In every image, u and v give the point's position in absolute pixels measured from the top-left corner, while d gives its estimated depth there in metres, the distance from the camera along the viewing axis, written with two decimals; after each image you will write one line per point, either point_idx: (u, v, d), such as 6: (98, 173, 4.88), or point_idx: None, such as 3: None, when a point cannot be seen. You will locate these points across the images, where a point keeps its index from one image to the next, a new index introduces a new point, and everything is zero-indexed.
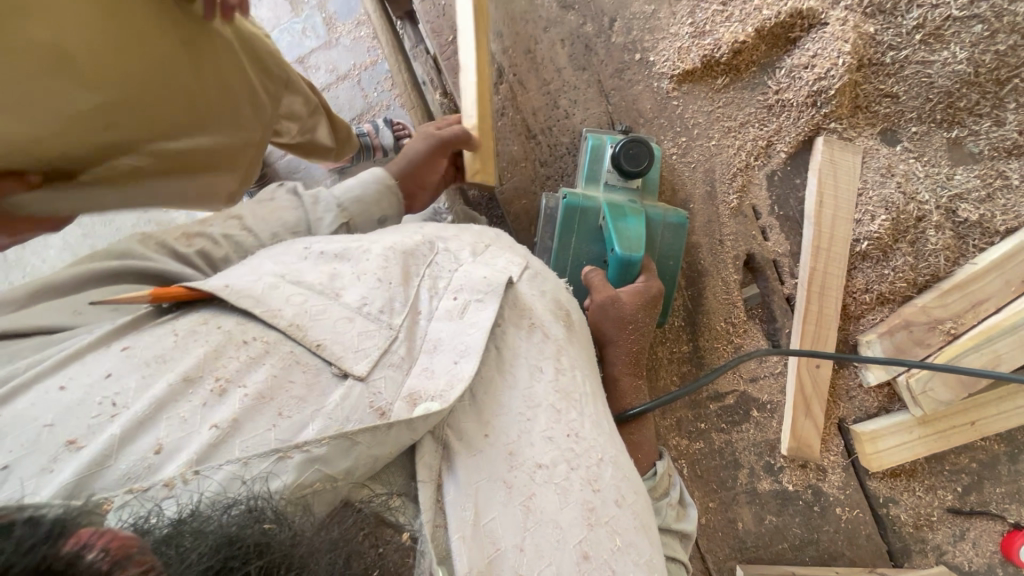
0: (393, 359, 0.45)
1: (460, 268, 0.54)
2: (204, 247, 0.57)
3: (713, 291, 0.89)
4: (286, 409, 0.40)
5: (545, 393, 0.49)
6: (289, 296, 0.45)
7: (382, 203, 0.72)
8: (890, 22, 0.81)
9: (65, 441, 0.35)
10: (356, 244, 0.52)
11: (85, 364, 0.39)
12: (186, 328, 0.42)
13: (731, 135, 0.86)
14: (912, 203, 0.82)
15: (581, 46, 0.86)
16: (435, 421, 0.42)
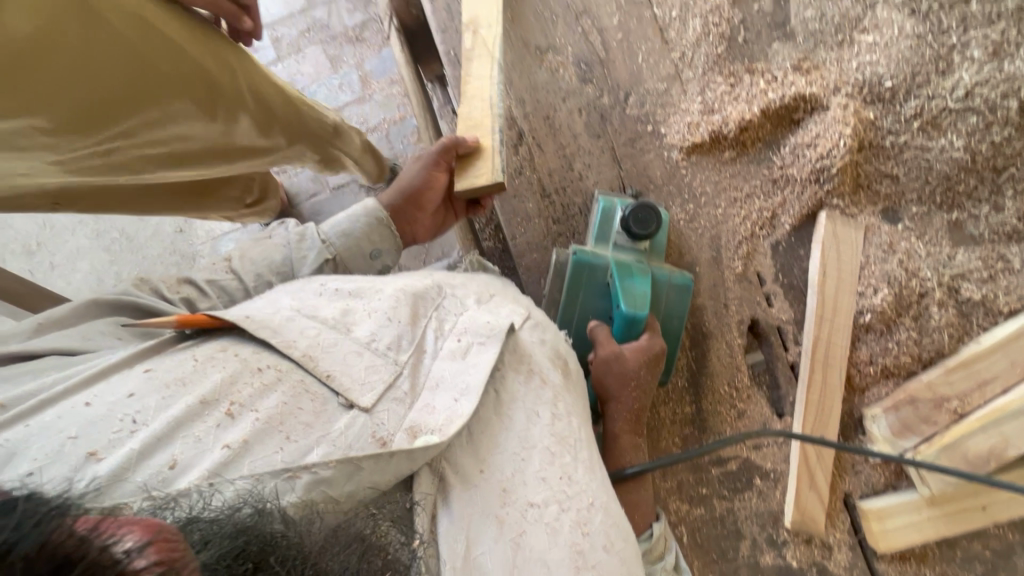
0: (398, 393, 0.47)
1: (465, 313, 0.57)
2: (189, 295, 0.64)
3: (717, 353, 0.90)
4: (294, 434, 0.41)
5: (541, 436, 0.50)
6: (304, 329, 0.48)
7: (373, 237, 0.78)
8: (889, 110, 0.86)
9: (87, 452, 0.36)
10: (369, 285, 0.55)
11: (109, 383, 0.41)
12: (206, 354, 0.44)
13: (737, 205, 0.90)
14: (914, 280, 0.84)
15: (597, 115, 0.92)
16: (433, 454, 0.44)
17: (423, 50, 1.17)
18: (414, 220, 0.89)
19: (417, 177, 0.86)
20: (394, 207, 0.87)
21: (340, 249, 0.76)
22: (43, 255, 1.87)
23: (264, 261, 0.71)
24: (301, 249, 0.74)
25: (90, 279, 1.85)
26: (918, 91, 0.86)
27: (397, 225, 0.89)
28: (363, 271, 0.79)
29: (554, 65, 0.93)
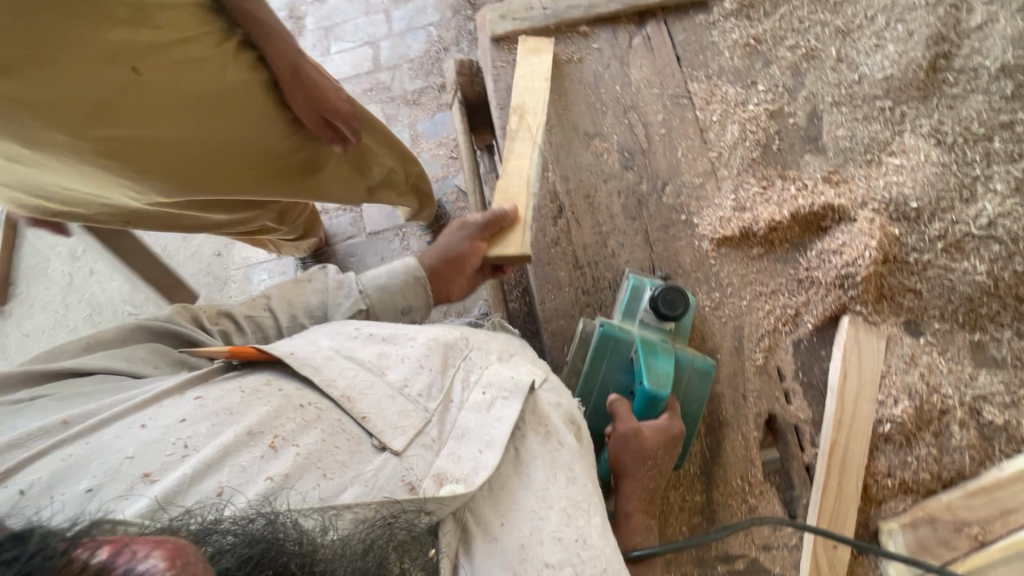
0: (425, 440, 0.48)
1: (491, 366, 0.57)
2: (225, 329, 0.68)
3: (732, 444, 0.89)
4: (330, 472, 0.43)
5: (559, 497, 0.49)
6: (343, 369, 0.50)
7: (408, 294, 0.82)
8: (914, 228, 0.91)
9: (142, 472, 0.39)
10: (404, 330, 0.57)
11: (162, 407, 0.44)
12: (252, 387, 0.47)
13: (761, 299, 0.93)
14: (935, 395, 0.85)
15: (635, 200, 0.98)
16: (456, 504, 0.45)
17: (477, 120, 1.26)
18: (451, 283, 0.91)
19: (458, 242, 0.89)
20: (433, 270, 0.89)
21: (374, 301, 0.79)
22: (87, 261, 1.98)
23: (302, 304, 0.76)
24: (338, 294, 0.78)
25: (125, 288, 1.93)
26: (942, 214, 0.91)
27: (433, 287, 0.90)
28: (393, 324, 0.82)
29: (599, 149, 1.01)
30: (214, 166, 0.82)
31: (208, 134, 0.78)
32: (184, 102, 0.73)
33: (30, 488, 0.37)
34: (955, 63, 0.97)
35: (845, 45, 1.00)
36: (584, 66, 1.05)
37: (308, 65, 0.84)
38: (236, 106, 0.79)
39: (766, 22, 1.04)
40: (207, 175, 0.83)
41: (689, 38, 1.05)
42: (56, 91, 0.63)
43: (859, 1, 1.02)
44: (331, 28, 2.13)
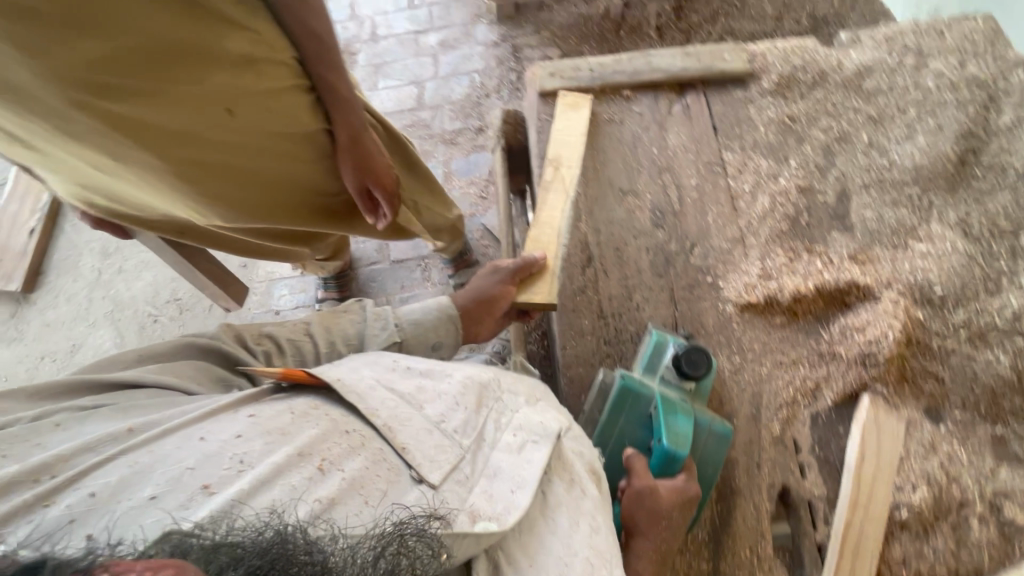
0: (459, 476, 0.49)
1: (521, 409, 0.58)
2: (268, 350, 0.71)
3: (743, 514, 0.88)
4: (371, 499, 0.44)
5: (583, 545, 0.48)
6: (384, 399, 0.52)
7: (439, 331, 0.83)
8: (938, 314, 0.92)
9: (202, 485, 0.41)
10: (442, 366, 0.59)
11: (219, 422, 0.47)
12: (302, 409, 0.49)
13: (782, 368, 0.93)
14: (953, 486, 0.84)
15: (663, 258, 1.01)
16: (489, 541, 0.45)
17: (514, 165, 1.32)
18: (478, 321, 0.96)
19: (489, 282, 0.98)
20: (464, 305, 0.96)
21: (407, 335, 0.81)
22: (118, 259, 2.04)
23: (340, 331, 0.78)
24: (375, 325, 0.80)
25: (149, 289, 1.97)
26: (966, 303, 0.92)
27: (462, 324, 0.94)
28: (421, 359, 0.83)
29: (631, 205, 1.05)
30: (256, 184, 0.99)
31: (262, 162, 0.95)
32: (252, 138, 0.89)
33: (101, 492, 0.40)
34: (984, 159, 1.01)
35: (877, 131, 1.04)
36: (624, 126, 1.11)
37: (370, 138, 0.98)
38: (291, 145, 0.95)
39: (801, 102, 1.09)
40: (247, 189, 0.99)
41: (726, 111, 1.10)
42: (162, 107, 0.77)
43: (892, 93, 1.07)
44: (380, 65, 2.24)
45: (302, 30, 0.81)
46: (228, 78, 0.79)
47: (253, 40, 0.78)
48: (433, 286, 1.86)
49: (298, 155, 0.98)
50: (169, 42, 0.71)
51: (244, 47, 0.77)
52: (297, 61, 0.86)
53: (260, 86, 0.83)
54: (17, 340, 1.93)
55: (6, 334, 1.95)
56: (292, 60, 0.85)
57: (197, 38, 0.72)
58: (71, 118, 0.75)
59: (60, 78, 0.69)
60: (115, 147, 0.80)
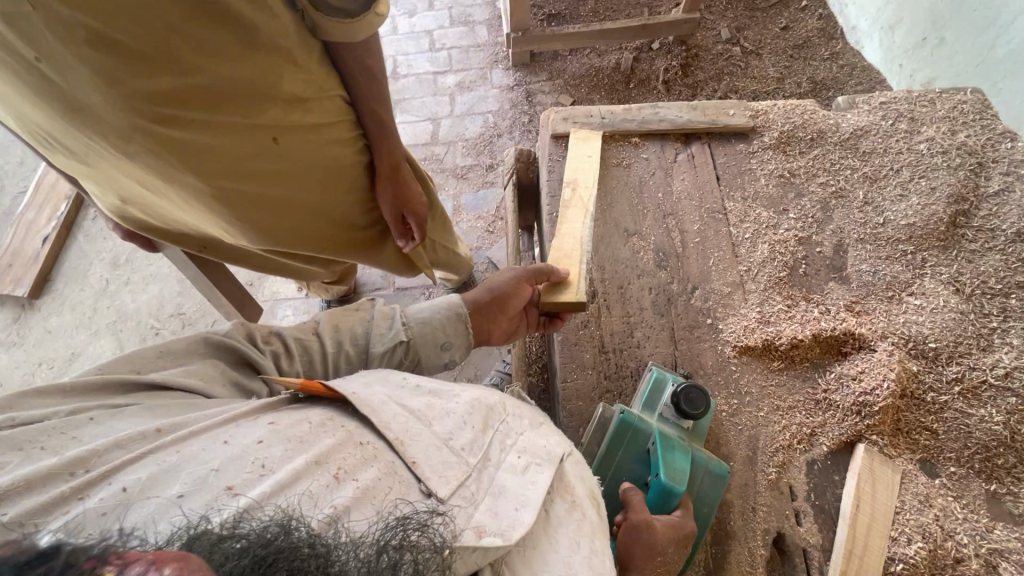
0: (466, 493, 0.50)
1: (525, 433, 0.59)
2: (275, 351, 0.71)
3: (737, 558, 0.87)
4: (384, 509, 0.44)
5: (582, 566, 0.48)
6: (396, 414, 0.53)
7: (448, 330, 0.84)
8: (932, 368, 0.94)
9: (225, 485, 0.41)
10: (452, 387, 0.61)
11: (241, 428, 0.48)
12: (319, 420, 0.50)
13: (778, 413, 0.95)
14: (949, 541, 0.83)
15: (664, 298, 1.04)
16: (495, 556, 0.45)
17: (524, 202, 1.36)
18: (494, 321, 0.93)
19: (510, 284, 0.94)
20: (483, 306, 0.91)
21: (415, 334, 0.82)
22: (127, 271, 2.07)
23: (349, 330, 0.79)
24: (382, 326, 0.81)
25: (154, 302, 1.99)
26: (959, 358, 0.94)
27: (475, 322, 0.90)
28: (430, 358, 0.84)
29: (636, 246, 1.08)
30: (284, 214, 1.04)
31: (294, 193, 1.01)
32: (289, 170, 0.96)
33: (131, 487, 0.41)
34: (974, 221, 1.05)
35: (872, 189, 1.09)
36: (632, 171, 1.16)
37: (407, 170, 1.09)
38: (325, 177, 1.02)
39: (800, 159, 1.15)
40: (275, 217, 1.04)
41: (729, 162, 1.16)
42: (217, 138, 0.83)
43: (887, 154, 1.13)
44: (399, 101, 2.34)
45: (357, 66, 0.90)
46: (279, 113, 0.86)
47: (307, 80, 0.86)
48: None
49: (329, 186, 1.04)
50: (234, 81, 0.77)
51: (298, 87, 0.85)
52: (341, 97, 0.95)
53: (307, 120, 0.91)
54: (16, 345, 1.93)
55: (6, 337, 1.95)
56: (337, 98, 0.94)
57: (260, 78, 0.79)
58: (128, 141, 0.79)
59: (127, 107, 0.74)
60: (163, 168, 0.85)
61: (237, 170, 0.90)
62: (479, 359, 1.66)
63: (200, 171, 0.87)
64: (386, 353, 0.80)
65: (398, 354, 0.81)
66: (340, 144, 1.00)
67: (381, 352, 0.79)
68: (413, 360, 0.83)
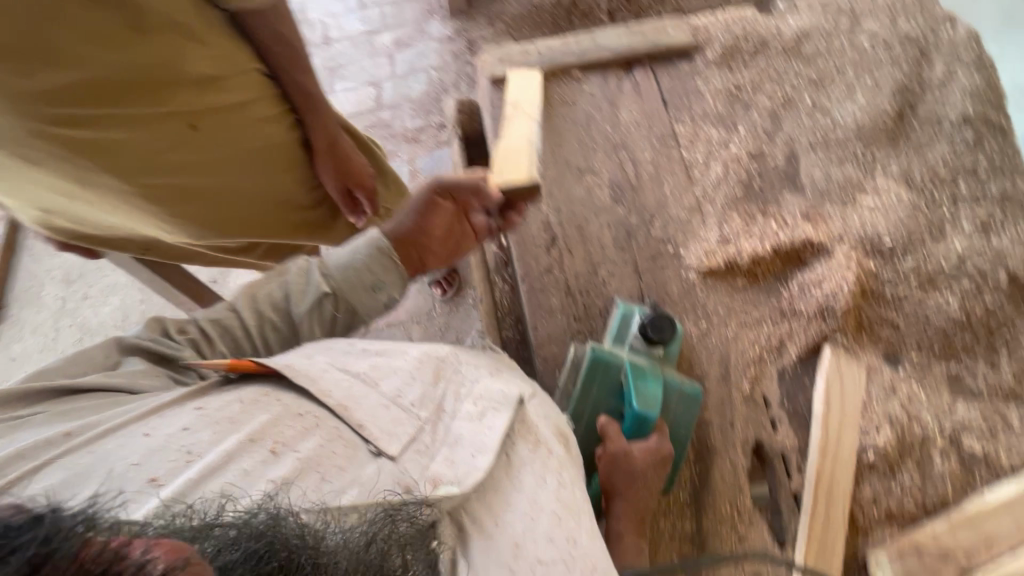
0: (419, 446, 0.50)
1: (482, 378, 0.58)
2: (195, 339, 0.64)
3: (721, 471, 0.90)
4: (328, 475, 0.44)
5: (549, 499, 0.50)
6: (337, 380, 0.52)
7: (375, 270, 0.71)
8: (889, 263, 0.96)
9: (147, 479, 0.40)
10: (398, 345, 0.60)
11: (164, 417, 0.45)
12: (251, 398, 0.48)
13: (747, 329, 0.96)
14: (915, 424, 0.88)
15: (624, 232, 1.03)
16: (451, 504, 0.47)
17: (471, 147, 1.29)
18: (426, 248, 0.79)
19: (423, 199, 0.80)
20: (402, 234, 0.79)
21: (339, 283, 0.70)
22: (82, 286, 1.99)
23: (267, 297, 0.70)
24: (301, 282, 0.71)
25: (117, 314, 1.93)
26: (914, 250, 0.95)
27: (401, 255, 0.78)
28: (365, 304, 0.71)
29: (590, 184, 1.06)
30: (226, 208, 0.98)
31: (230, 183, 0.95)
32: (218, 158, 0.90)
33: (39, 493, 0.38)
34: (920, 112, 1.05)
35: (819, 93, 1.08)
36: (577, 107, 1.12)
37: (346, 140, 1.02)
38: (260, 160, 0.96)
39: (745, 71, 1.12)
40: (217, 213, 0.98)
41: (674, 85, 1.12)
42: (128, 130, 0.78)
43: (830, 55, 1.11)
44: (336, 68, 2.23)
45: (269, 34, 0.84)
46: (190, 96, 0.81)
47: (214, 56, 0.80)
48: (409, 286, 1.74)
49: (267, 169, 0.98)
50: (129, 67, 0.72)
51: (207, 67, 0.79)
52: (259, 71, 0.89)
53: (224, 99, 0.85)
54: None
55: None
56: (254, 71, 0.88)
57: (160, 59, 0.74)
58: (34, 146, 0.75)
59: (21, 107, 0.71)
60: (80, 172, 0.80)
61: (160, 164, 0.85)
62: (458, 323, 1.66)
63: (117, 169, 0.82)
64: (314, 311, 0.70)
65: (329, 309, 0.70)
66: (268, 124, 0.94)
67: (308, 312, 0.70)
68: (349, 310, 0.71)
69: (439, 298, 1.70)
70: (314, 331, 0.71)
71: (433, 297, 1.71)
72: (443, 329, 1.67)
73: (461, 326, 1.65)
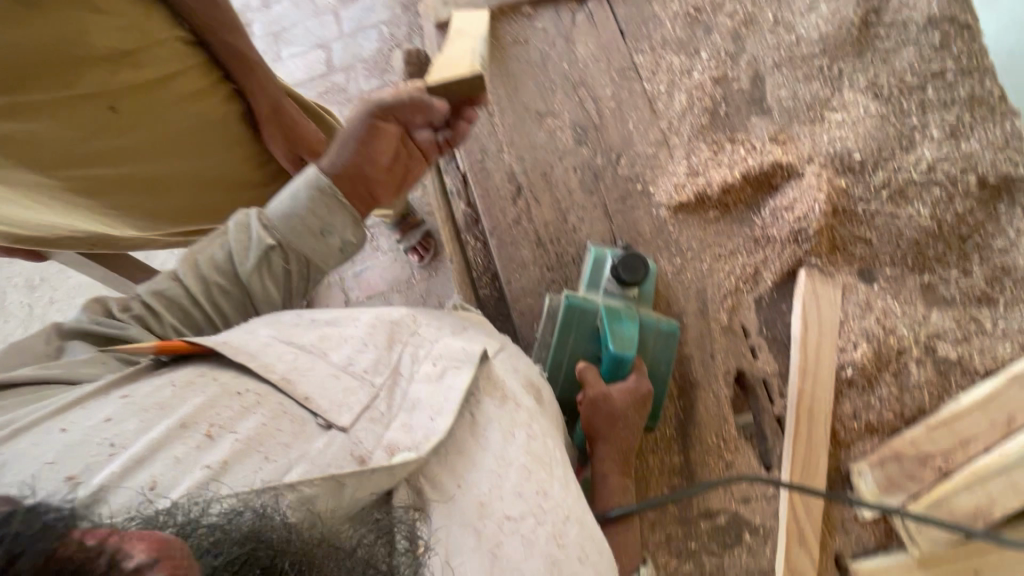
0: (374, 414, 0.50)
1: (440, 339, 0.59)
2: (141, 314, 0.60)
3: (705, 403, 0.91)
4: (272, 454, 0.43)
5: (517, 454, 0.52)
6: (281, 353, 0.51)
7: (319, 211, 0.63)
8: (859, 179, 0.94)
9: (65, 476, 0.37)
10: (347, 314, 0.58)
11: (85, 410, 0.42)
12: (183, 381, 0.45)
13: (721, 261, 0.95)
14: (892, 337, 0.88)
15: (591, 174, 1.00)
16: (409, 470, 0.47)
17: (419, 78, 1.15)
18: (375, 182, 0.69)
19: (363, 126, 0.69)
20: (343, 168, 0.68)
21: (284, 232, 0.63)
22: (46, 290, 1.92)
23: (207, 261, 0.63)
24: (242, 239, 0.63)
25: None
26: (884, 164, 0.94)
27: (348, 195, 0.68)
28: (318, 251, 0.64)
29: (552, 127, 1.02)
30: (171, 197, 0.90)
31: (169, 168, 0.88)
32: (149, 138, 0.84)
33: None
34: (886, 16, 1.00)
35: (781, 7, 1.03)
36: (530, 46, 1.06)
37: (290, 105, 0.96)
38: (199, 138, 0.90)
39: None
40: (163, 203, 0.90)
41: (631, 12, 1.06)
42: (37, 115, 0.74)
43: None
44: (280, 33, 2.10)
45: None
46: (105, 73, 0.78)
47: (125, 28, 0.79)
48: (385, 256, 1.69)
49: (205, 147, 0.91)
50: (27, 45, 0.71)
51: (119, 40, 0.78)
52: (180, 43, 0.87)
53: (141, 74, 0.81)
54: None
55: None
56: (170, 42, 0.85)
57: (55, 33, 0.72)
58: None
59: None
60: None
61: (82, 149, 0.79)
62: (438, 287, 1.62)
63: (34, 158, 0.75)
64: (262, 267, 0.63)
65: (279, 263, 0.64)
66: (201, 99, 0.89)
67: (256, 270, 0.63)
68: (302, 260, 0.64)
69: (416, 265, 1.66)
70: (268, 289, 0.64)
71: (410, 264, 1.67)
72: (424, 294, 1.64)
73: (441, 289, 1.62)
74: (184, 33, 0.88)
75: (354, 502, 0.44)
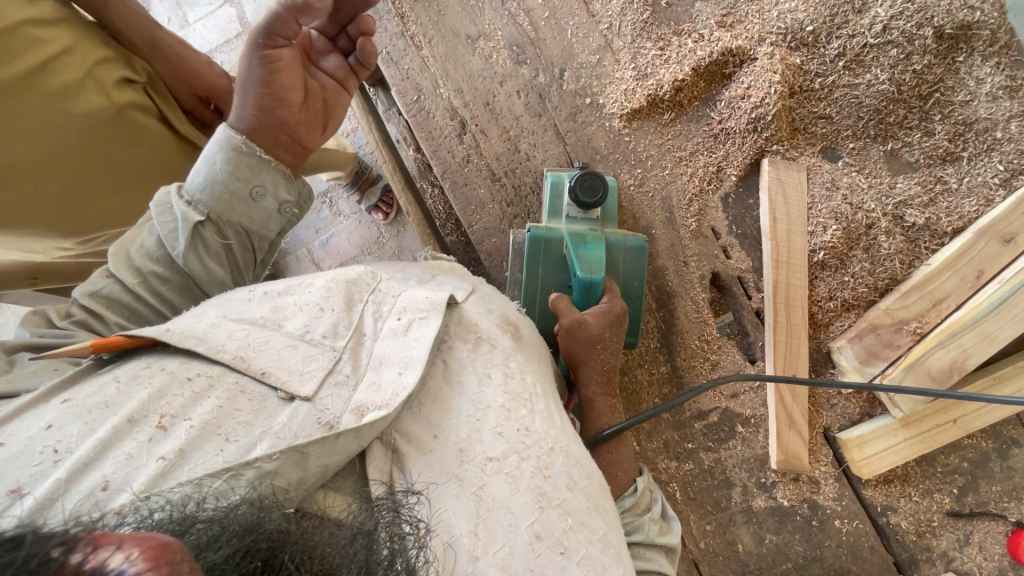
0: (338, 377, 0.48)
1: (403, 293, 0.58)
2: (82, 318, 0.56)
3: (684, 310, 0.92)
4: (233, 434, 0.42)
5: (495, 395, 0.53)
6: (231, 332, 0.48)
7: (243, 173, 0.60)
8: (814, 53, 0.89)
9: (8, 489, 0.36)
10: (298, 280, 0.55)
11: (24, 420, 0.40)
12: (129, 374, 0.43)
13: (682, 164, 0.92)
14: (860, 213, 0.87)
15: (536, 96, 0.94)
16: (384, 426, 0.46)
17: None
18: (294, 125, 0.64)
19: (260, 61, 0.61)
20: (254, 118, 0.62)
21: (211, 206, 0.59)
22: None
23: (140, 250, 0.59)
24: (167, 221, 0.58)
25: None
26: (838, 32, 0.88)
27: (269, 148, 0.63)
28: (251, 216, 0.62)
29: (486, 50, 0.94)
30: (111, 206, 0.81)
31: (89, 174, 0.78)
32: (49, 146, 0.74)
33: None
34: None
35: None
36: None
37: (166, 34, 0.82)
38: (110, 133, 0.77)
39: None
40: (104, 213, 0.81)
41: None
42: None
43: None
44: None
45: None
46: None
47: None
48: (347, 219, 1.63)
49: (108, 136, 0.77)
50: None
51: None
52: (34, 25, 0.73)
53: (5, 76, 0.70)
54: None
55: None
56: (21, 25, 0.71)
57: None
58: None
59: None
60: None
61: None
62: (408, 243, 1.58)
63: None
64: (197, 247, 0.59)
65: (215, 239, 0.60)
66: (89, 85, 0.75)
67: (190, 249, 0.58)
68: (239, 232, 0.62)
69: (382, 223, 1.60)
70: (209, 269, 0.60)
71: (374, 224, 1.61)
72: (395, 252, 1.59)
73: (411, 245, 1.58)
74: (38, 13, 0.73)
75: (322, 469, 0.43)
